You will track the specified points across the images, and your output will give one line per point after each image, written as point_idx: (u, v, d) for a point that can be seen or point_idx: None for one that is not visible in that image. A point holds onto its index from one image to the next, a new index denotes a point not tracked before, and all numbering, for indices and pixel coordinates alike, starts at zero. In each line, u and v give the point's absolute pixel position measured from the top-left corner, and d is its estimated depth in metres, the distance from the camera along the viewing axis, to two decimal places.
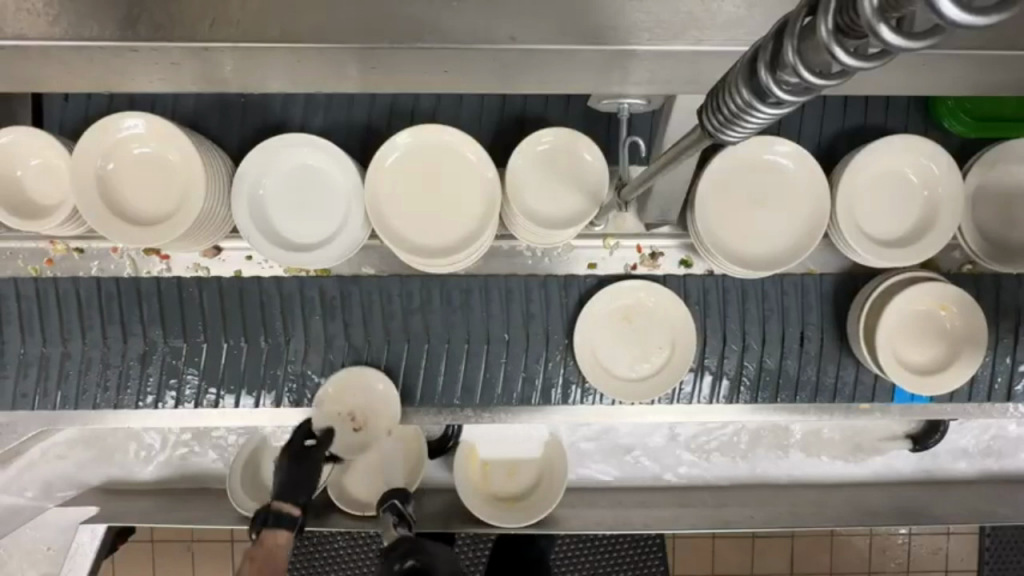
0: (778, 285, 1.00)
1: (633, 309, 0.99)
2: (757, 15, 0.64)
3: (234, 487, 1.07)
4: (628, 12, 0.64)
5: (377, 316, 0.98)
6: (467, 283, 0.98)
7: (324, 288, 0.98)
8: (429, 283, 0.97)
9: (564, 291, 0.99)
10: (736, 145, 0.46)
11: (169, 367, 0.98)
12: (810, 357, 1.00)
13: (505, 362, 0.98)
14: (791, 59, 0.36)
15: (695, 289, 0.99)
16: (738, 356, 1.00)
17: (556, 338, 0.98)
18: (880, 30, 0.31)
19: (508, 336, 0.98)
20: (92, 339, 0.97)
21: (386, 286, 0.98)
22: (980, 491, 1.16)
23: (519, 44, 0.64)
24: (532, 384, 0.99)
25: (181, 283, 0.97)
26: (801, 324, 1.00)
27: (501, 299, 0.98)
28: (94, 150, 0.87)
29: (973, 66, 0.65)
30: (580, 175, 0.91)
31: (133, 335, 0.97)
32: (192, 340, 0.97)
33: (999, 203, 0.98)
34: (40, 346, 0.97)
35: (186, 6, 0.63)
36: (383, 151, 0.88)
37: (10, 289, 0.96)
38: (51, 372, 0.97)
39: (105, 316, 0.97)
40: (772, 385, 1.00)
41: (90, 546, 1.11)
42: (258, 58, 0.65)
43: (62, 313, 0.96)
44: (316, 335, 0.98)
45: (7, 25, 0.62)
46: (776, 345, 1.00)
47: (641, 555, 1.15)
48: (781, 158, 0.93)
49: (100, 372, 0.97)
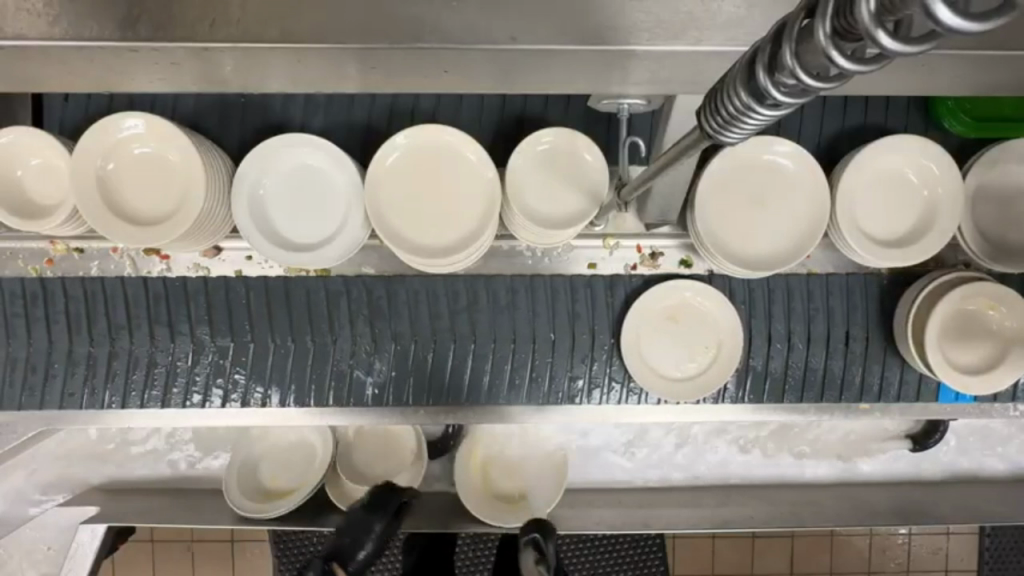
0: (823, 284, 1.00)
1: (679, 309, 0.99)
2: (757, 15, 0.64)
3: (230, 486, 1.09)
4: (628, 12, 0.64)
5: (424, 315, 0.98)
6: (514, 283, 0.98)
7: (369, 288, 0.98)
8: (475, 284, 0.98)
9: (610, 290, 0.99)
10: (735, 145, 0.46)
11: (217, 366, 0.98)
12: (855, 357, 1.01)
13: (552, 363, 0.99)
14: (789, 62, 0.36)
15: (740, 290, 1.00)
16: (784, 355, 1.00)
17: (602, 338, 0.99)
18: (877, 36, 0.31)
19: (554, 335, 0.98)
20: (139, 338, 0.97)
21: (433, 285, 0.98)
22: (981, 492, 1.16)
23: (520, 44, 0.64)
24: (574, 383, 0.99)
25: (229, 283, 0.98)
26: (846, 324, 1.01)
27: (548, 299, 0.98)
28: (95, 150, 0.87)
29: (971, 66, 0.66)
30: (580, 175, 0.91)
31: (180, 335, 0.98)
32: (240, 339, 0.98)
33: (1000, 203, 0.98)
34: (88, 346, 0.97)
35: (187, 7, 0.63)
36: (383, 151, 0.88)
37: (39, 286, 0.97)
38: (100, 372, 0.98)
39: (153, 315, 0.97)
40: (817, 384, 1.01)
41: (90, 546, 1.11)
42: (260, 59, 0.65)
43: (110, 312, 0.97)
44: (362, 335, 0.98)
45: (7, 24, 0.62)
46: (821, 344, 1.00)
47: (641, 555, 1.15)
48: (781, 157, 0.93)
49: (148, 372, 0.98)
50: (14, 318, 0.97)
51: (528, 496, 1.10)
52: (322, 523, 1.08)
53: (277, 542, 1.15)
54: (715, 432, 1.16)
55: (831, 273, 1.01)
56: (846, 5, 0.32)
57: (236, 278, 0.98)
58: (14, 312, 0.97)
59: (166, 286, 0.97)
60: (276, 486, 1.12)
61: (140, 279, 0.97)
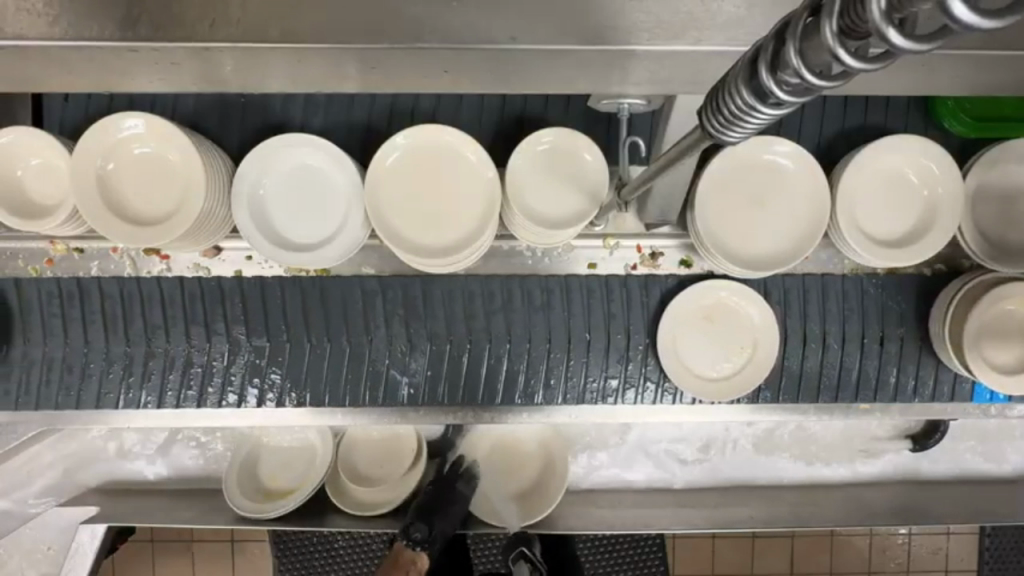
0: (858, 285, 1.00)
1: (716, 309, 1.00)
2: (757, 15, 0.64)
3: (230, 487, 1.09)
4: (628, 12, 0.64)
5: (459, 314, 0.98)
6: (549, 283, 0.98)
7: (405, 288, 0.98)
8: (510, 283, 0.98)
9: (646, 289, 0.99)
10: (736, 144, 0.46)
11: (252, 367, 0.98)
12: (890, 357, 1.01)
13: (587, 363, 0.99)
14: (793, 61, 0.36)
15: (776, 290, 1.00)
16: (820, 355, 1.00)
17: (637, 338, 0.99)
18: (887, 34, 0.31)
19: (590, 336, 0.98)
20: (175, 338, 0.97)
21: (468, 285, 0.98)
22: (980, 492, 1.16)
23: (520, 44, 0.64)
24: (608, 383, 0.99)
25: (265, 283, 0.97)
26: (881, 325, 1.01)
27: (584, 298, 0.98)
28: (95, 150, 0.87)
29: (972, 67, 0.66)
30: (580, 176, 0.91)
31: (217, 335, 0.98)
32: (276, 339, 0.98)
33: (1001, 204, 0.98)
34: (124, 346, 0.97)
35: (188, 7, 0.63)
36: (383, 151, 0.88)
37: (75, 285, 0.97)
38: (136, 372, 0.98)
39: (188, 315, 0.97)
40: (853, 384, 1.01)
41: (90, 546, 1.11)
42: (260, 59, 0.65)
43: (145, 312, 0.97)
44: (398, 335, 0.98)
45: (7, 25, 0.62)
46: (856, 344, 1.00)
47: (642, 555, 1.16)
48: (781, 157, 0.93)
49: (184, 372, 0.98)
50: (51, 318, 0.97)
51: (535, 495, 1.10)
52: (321, 523, 1.08)
53: (277, 543, 1.15)
54: (717, 432, 1.16)
55: (836, 273, 1.01)
56: (853, 4, 0.32)
57: (271, 279, 0.98)
58: (52, 312, 0.97)
59: (164, 286, 0.97)
60: (276, 486, 1.13)
61: (156, 279, 0.97)
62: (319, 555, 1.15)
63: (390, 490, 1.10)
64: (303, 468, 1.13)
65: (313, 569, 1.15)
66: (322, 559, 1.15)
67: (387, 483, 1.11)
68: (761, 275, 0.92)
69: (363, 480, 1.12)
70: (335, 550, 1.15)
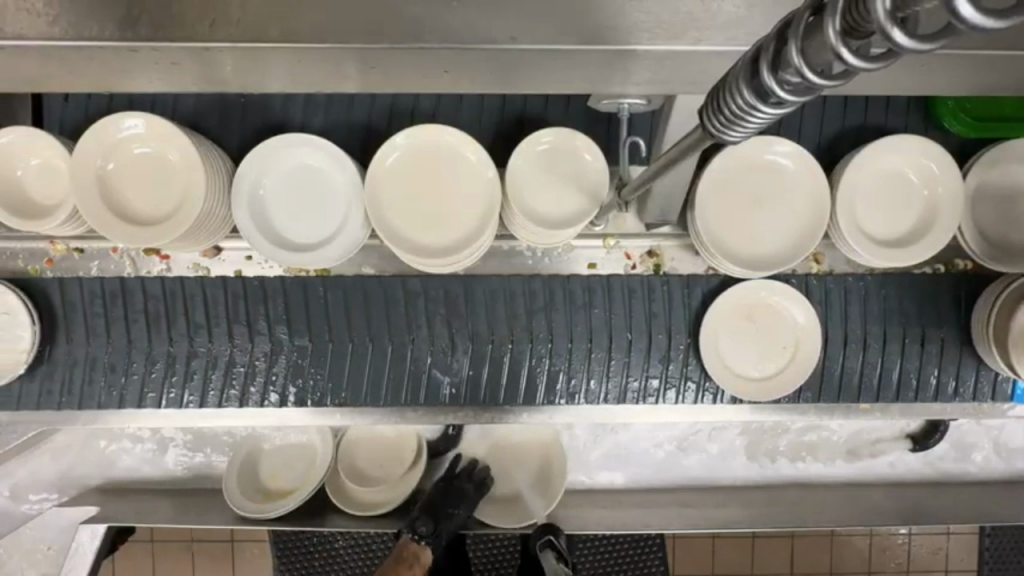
0: (895, 286, 1.00)
1: (755, 309, 1.00)
2: (757, 15, 0.63)
3: (230, 486, 1.09)
4: (628, 12, 0.64)
5: (502, 314, 0.98)
6: (591, 282, 0.98)
7: (448, 288, 0.97)
8: (552, 283, 0.98)
9: (686, 288, 0.99)
10: (736, 144, 0.46)
11: (296, 367, 0.98)
12: (931, 356, 1.01)
13: (627, 363, 0.99)
14: (794, 61, 0.36)
15: (817, 290, 1.00)
16: (861, 355, 1.01)
17: (678, 338, 0.99)
18: (891, 33, 0.31)
19: (631, 335, 0.98)
20: (218, 337, 0.98)
21: (510, 285, 0.98)
22: (981, 492, 1.16)
23: (520, 44, 0.64)
24: (649, 382, 0.99)
25: (309, 283, 0.97)
26: (922, 325, 1.01)
27: (625, 298, 0.98)
28: (95, 150, 0.87)
29: (970, 67, 0.65)
30: (580, 176, 0.91)
31: (259, 335, 0.98)
32: (319, 339, 0.98)
33: (1002, 204, 0.98)
34: (167, 345, 0.98)
35: (188, 8, 0.63)
36: (383, 151, 0.88)
37: (118, 285, 0.96)
38: (179, 371, 0.98)
39: (231, 314, 0.97)
40: (895, 386, 1.01)
41: (90, 546, 1.11)
42: (261, 58, 0.64)
43: (189, 312, 0.97)
44: (440, 336, 0.98)
45: (6, 25, 0.62)
46: (897, 345, 1.00)
47: (642, 555, 1.16)
48: (781, 157, 0.93)
49: (227, 371, 0.98)
50: (95, 318, 0.97)
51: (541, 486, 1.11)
52: (322, 523, 1.08)
53: (277, 543, 1.15)
54: (718, 433, 1.16)
55: (870, 275, 1.00)
56: (857, 4, 0.32)
57: (314, 277, 0.98)
58: (95, 312, 0.97)
59: (168, 285, 0.97)
60: (276, 486, 1.13)
61: (191, 279, 0.97)
62: (318, 554, 1.15)
63: (390, 490, 1.10)
64: (303, 468, 1.13)
65: (313, 568, 1.15)
66: (322, 557, 1.15)
67: (387, 483, 1.11)
68: (761, 274, 0.92)
69: (363, 480, 1.12)
70: (335, 550, 1.15)
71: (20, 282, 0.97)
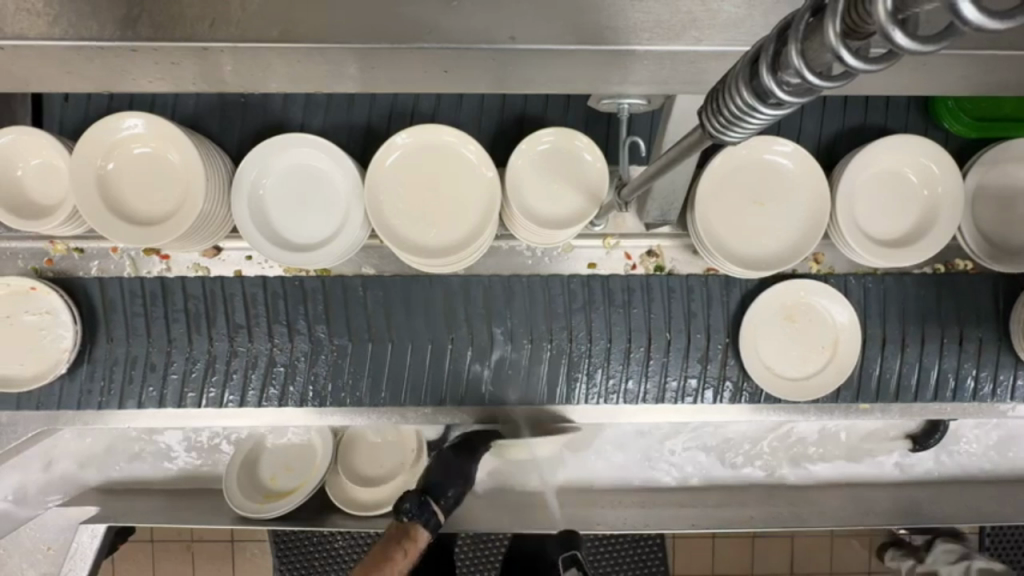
0: (921, 287, 1.00)
1: (794, 308, 1.00)
2: (758, 15, 0.62)
3: (230, 487, 1.08)
4: (628, 12, 0.62)
5: (541, 313, 0.98)
6: (629, 283, 0.98)
7: (487, 288, 0.98)
8: (591, 282, 0.98)
9: (726, 288, 0.99)
10: (736, 145, 0.45)
11: (335, 368, 0.98)
12: (969, 356, 1.01)
13: (666, 363, 0.99)
14: (794, 62, 0.36)
15: (856, 288, 1.00)
16: (898, 356, 1.01)
17: (717, 338, 0.99)
18: (893, 35, 0.31)
19: (670, 335, 0.98)
20: (259, 336, 0.97)
21: (548, 284, 0.98)
22: (981, 492, 1.16)
23: (519, 44, 0.62)
24: (687, 382, 0.99)
25: (347, 282, 0.97)
26: (960, 325, 1.01)
27: (663, 298, 0.98)
28: (94, 150, 0.87)
29: (978, 66, 0.64)
30: (580, 175, 0.90)
31: (298, 334, 0.97)
32: (358, 340, 0.97)
33: (1001, 204, 0.98)
34: (208, 344, 0.97)
35: (186, 7, 0.62)
36: (383, 151, 0.87)
37: (158, 286, 0.97)
38: (218, 371, 0.98)
39: (271, 315, 0.97)
40: (931, 385, 1.02)
41: (90, 546, 1.10)
42: (261, 59, 0.64)
43: (229, 312, 0.97)
44: (479, 335, 0.97)
45: (6, 25, 0.60)
46: (934, 345, 1.00)
47: (642, 555, 1.17)
48: (781, 157, 0.93)
49: (268, 370, 0.98)
50: (134, 317, 0.97)
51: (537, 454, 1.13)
52: (322, 522, 1.08)
53: (277, 542, 1.16)
54: (719, 433, 1.16)
55: (883, 275, 1.01)
56: (858, 5, 0.32)
57: (353, 276, 0.98)
58: (135, 311, 0.97)
59: (208, 285, 0.97)
60: (276, 486, 1.13)
61: (230, 279, 0.97)
62: (318, 555, 1.16)
63: (388, 490, 1.10)
64: (305, 469, 1.13)
65: (313, 568, 1.16)
66: (322, 557, 1.15)
67: (389, 481, 1.11)
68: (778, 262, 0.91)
69: (362, 480, 1.12)
70: (334, 549, 1.15)
71: (61, 282, 0.97)
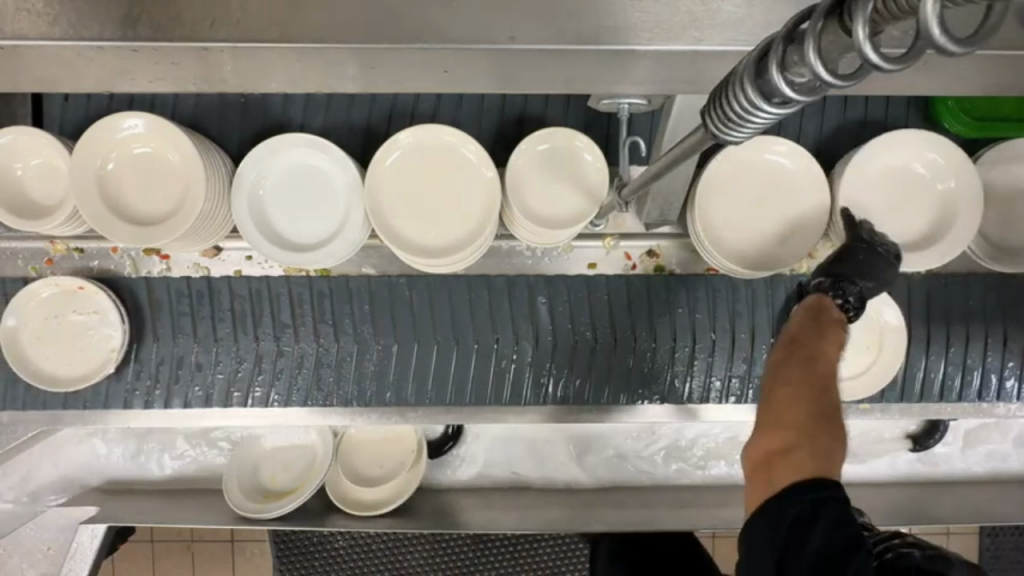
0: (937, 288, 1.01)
1: None
2: (758, 14, 0.62)
3: (230, 486, 1.09)
4: (628, 11, 0.62)
5: (580, 314, 0.98)
6: (674, 283, 0.98)
7: (532, 288, 0.98)
8: (634, 283, 0.98)
9: (770, 290, 0.98)
10: (737, 144, 0.46)
11: (382, 368, 0.98)
12: (1013, 355, 1.01)
13: (711, 361, 0.99)
14: (813, 64, 0.36)
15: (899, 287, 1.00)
16: (943, 356, 1.01)
17: (762, 337, 0.98)
18: (946, 46, 0.30)
19: (715, 335, 0.98)
20: (305, 334, 0.97)
21: (593, 283, 0.98)
22: (984, 492, 1.16)
23: (519, 44, 0.62)
24: (731, 381, 0.99)
25: (393, 282, 0.97)
26: (1005, 325, 1.00)
27: (707, 298, 0.98)
28: (94, 150, 0.87)
29: (978, 66, 0.64)
30: (580, 175, 0.90)
31: (345, 335, 0.97)
32: (405, 340, 0.97)
33: (1002, 204, 0.98)
34: (254, 343, 0.97)
35: (187, 6, 0.62)
36: (383, 151, 0.87)
37: (205, 285, 0.97)
38: (265, 370, 0.98)
39: (317, 314, 0.97)
40: (975, 387, 1.02)
41: (90, 546, 1.11)
42: (262, 59, 0.64)
43: (276, 312, 0.97)
44: (525, 332, 0.97)
45: (6, 24, 0.60)
46: (980, 346, 1.01)
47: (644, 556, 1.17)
48: (780, 157, 0.93)
49: (315, 370, 0.98)
50: (181, 316, 0.97)
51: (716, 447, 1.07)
52: (323, 522, 1.09)
53: (277, 542, 1.15)
54: (719, 434, 1.17)
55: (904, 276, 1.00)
56: (894, 10, 0.32)
57: (397, 276, 0.98)
58: (181, 311, 0.97)
59: (254, 284, 0.97)
60: (276, 486, 1.13)
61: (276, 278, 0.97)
62: (318, 555, 1.15)
63: (388, 492, 1.11)
64: (304, 470, 1.13)
65: (313, 568, 1.15)
66: (322, 557, 1.15)
67: (387, 482, 1.11)
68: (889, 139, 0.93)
69: (363, 480, 1.12)
70: (335, 549, 1.15)
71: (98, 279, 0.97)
